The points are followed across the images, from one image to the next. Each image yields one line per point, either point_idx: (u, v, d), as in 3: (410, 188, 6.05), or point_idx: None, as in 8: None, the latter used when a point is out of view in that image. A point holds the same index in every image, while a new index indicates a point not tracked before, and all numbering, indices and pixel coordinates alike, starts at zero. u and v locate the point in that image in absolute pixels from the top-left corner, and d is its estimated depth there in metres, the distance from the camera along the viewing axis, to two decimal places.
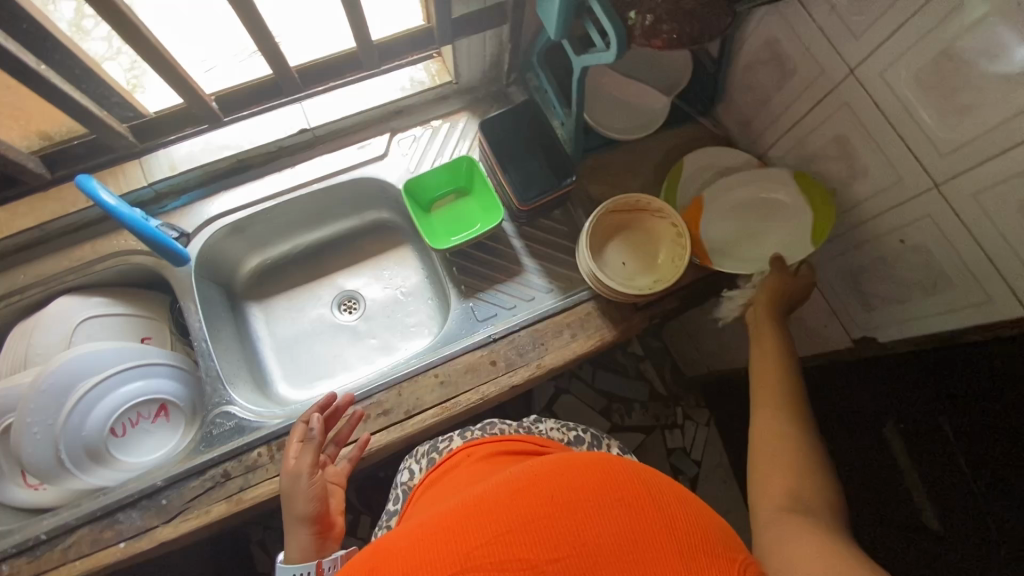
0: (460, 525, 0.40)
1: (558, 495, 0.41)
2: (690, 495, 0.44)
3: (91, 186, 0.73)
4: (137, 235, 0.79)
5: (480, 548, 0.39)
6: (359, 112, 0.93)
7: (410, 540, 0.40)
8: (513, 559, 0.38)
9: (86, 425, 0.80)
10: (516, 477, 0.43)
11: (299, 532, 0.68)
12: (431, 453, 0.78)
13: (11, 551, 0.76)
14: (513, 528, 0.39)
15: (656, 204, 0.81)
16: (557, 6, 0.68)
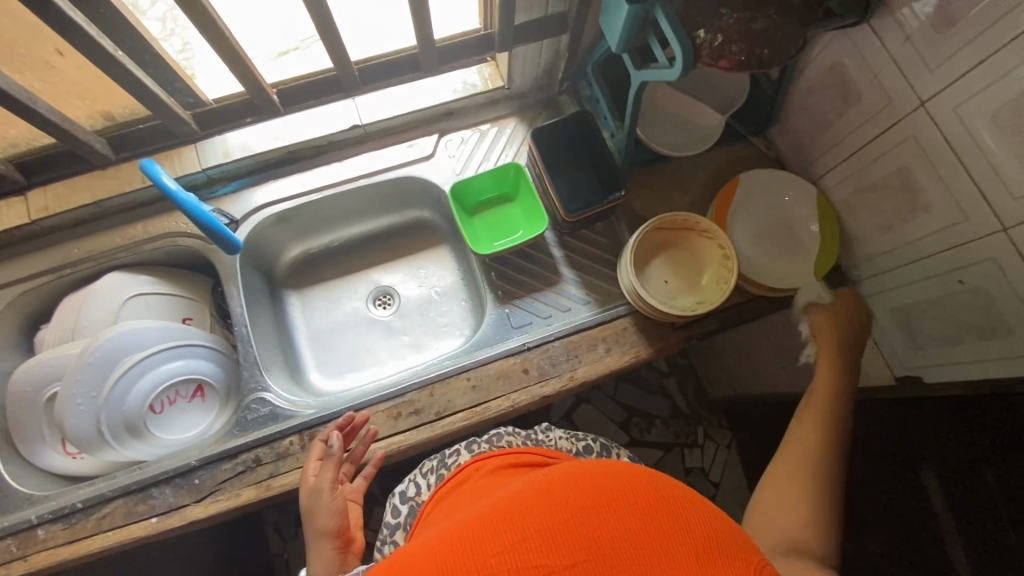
0: (473, 535, 0.39)
1: (572, 497, 0.39)
2: (707, 500, 0.42)
3: (154, 169, 0.74)
4: (193, 219, 0.79)
5: (496, 556, 0.37)
6: (410, 111, 0.94)
7: (424, 553, 0.39)
8: (528, 567, 0.37)
9: (127, 400, 0.83)
10: (531, 486, 0.42)
11: (320, 547, 0.68)
12: (441, 468, 0.77)
13: (47, 516, 0.78)
14: (528, 536, 0.38)
15: (704, 224, 0.80)
16: (623, 20, 0.68)
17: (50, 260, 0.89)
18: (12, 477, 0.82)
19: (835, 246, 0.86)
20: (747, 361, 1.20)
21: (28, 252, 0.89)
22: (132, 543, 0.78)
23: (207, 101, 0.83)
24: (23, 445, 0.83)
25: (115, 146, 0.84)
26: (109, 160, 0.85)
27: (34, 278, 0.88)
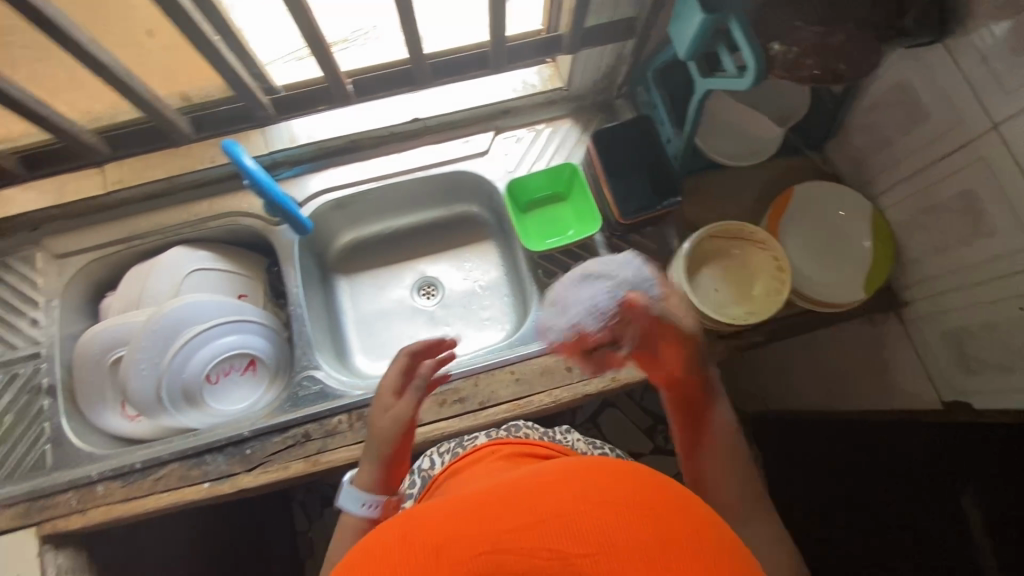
0: (489, 513, 0.39)
1: (592, 493, 0.39)
2: (732, 539, 0.39)
3: (236, 149, 0.77)
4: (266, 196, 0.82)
5: (509, 533, 0.37)
6: (470, 108, 0.96)
7: (440, 519, 0.40)
8: (540, 549, 0.35)
9: (186, 369, 0.86)
10: (555, 476, 0.42)
11: (370, 468, 0.64)
12: (456, 447, 0.78)
13: (108, 474, 0.82)
14: (545, 519, 0.37)
15: (761, 234, 0.80)
16: (693, 28, 0.68)
17: (120, 231, 0.93)
18: (76, 434, 0.87)
19: (885, 263, 0.85)
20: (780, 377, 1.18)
21: (101, 222, 0.93)
22: (184, 505, 0.82)
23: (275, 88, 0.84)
24: (87, 404, 0.88)
25: (196, 124, 0.86)
26: (190, 139, 0.86)
27: (106, 247, 0.93)
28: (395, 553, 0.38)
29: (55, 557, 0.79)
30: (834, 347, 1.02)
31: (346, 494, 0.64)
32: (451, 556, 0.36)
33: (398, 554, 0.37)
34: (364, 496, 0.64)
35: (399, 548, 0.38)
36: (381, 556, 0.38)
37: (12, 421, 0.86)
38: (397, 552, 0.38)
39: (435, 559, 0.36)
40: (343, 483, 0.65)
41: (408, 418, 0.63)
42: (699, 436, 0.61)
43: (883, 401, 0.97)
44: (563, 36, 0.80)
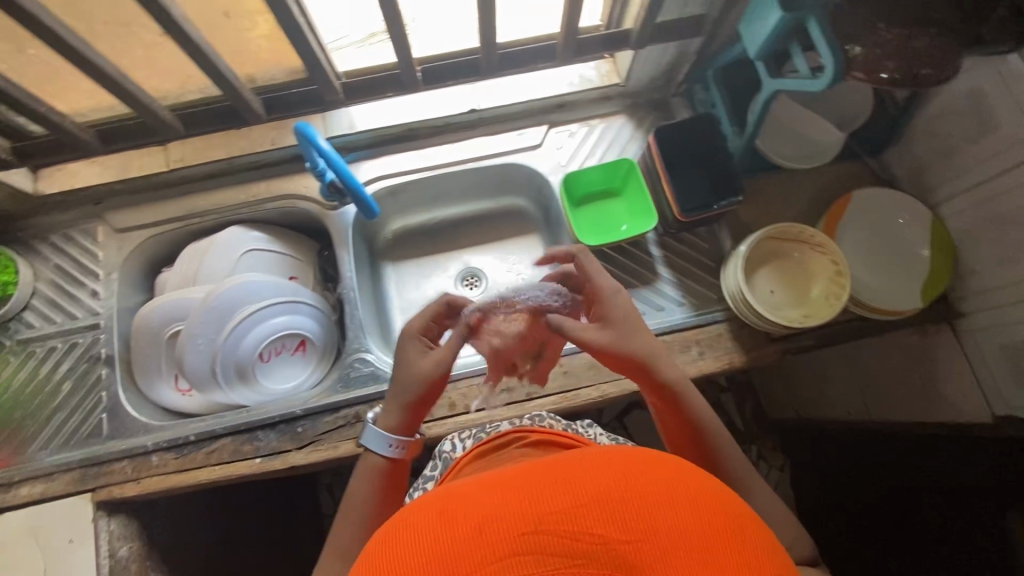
0: (531, 489, 0.37)
1: (637, 478, 0.37)
2: (775, 538, 0.38)
3: (311, 131, 0.78)
4: (335, 173, 0.79)
5: (551, 515, 0.35)
6: (526, 101, 0.97)
7: (478, 492, 0.39)
8: (582, 534, 0.35)
9: (241, 347, 0.87)
10: (592, 455, 0.40)
11: (396, 409, 0.68)
12: (480, 432, 0.78)
13: (162, 445, 0.84)
14: (587, 502, 0.36)
15: (819, 237, 0.80)
16: (771, 27, 0.68)
17: (178, 209, 0.95)
18: (132, 405, 0.89)
19: (943, 273, 0.84)
20: (816, 386, 1.16)
21: (161, 199, 0.95)
22: (233, 480, 0.83)
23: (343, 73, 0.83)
24: (143, 376, 0.90)
25: (267, 106, 0.88)
26: (260, 119, 0.88)
27: (165, 223, 0.94)
28: (430, 525, 0.37)
29: (107, 523, 0.81)
30: (878, 356, 1.00)
31: (372, 434, 0.69)
32: (491, 533, 0.35)
33: (434, 525, 0.37)
34: (389, 437, 0.68)
35: (434, 521, 0.37)
36: (417, 526, 0.37)
37: (69, 388, 0.88)
38: (433, 522, 0.37)
39: (473, 534, 0.35)
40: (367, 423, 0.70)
41: (442, 366, 0.66)
42: (674, 425, 0.67)
43: (929, 413, 0.94)
44: (632, 30, 0.80)
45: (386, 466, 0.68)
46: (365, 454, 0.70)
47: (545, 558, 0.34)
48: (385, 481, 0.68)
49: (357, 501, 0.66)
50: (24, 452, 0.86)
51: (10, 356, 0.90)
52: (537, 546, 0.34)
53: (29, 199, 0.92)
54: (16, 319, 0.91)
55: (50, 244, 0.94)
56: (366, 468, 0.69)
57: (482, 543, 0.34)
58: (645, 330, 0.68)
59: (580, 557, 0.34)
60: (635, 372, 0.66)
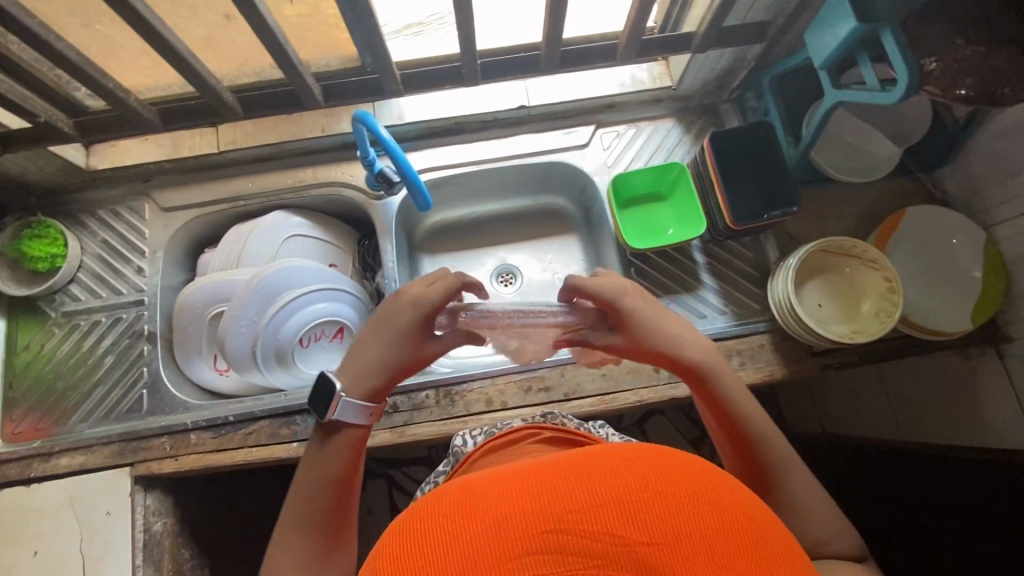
0: (548, 485, 0.34)
1: (659, 476, 0.34)
2: (797, 544, 0.35)
3: (372, 119, 0.78)
4: (393, 162, 0.79)
5: (571, 513, 0.33)
6: (576, 100, 0.96)
7: (494, 484, 0.36)
8: (602, 534, 0.32)
9: (283, 333, 0.87)
10: (607, 451, 0.37)
11: (381, 378, 0.61)
12: (491, 428, 0.77)
13: (201, 423, 0.84)
14: (607, 500, 0.33)
15: (872, 252, 0.79)
16: (841, 37, 0.68)
17: (224, 191, 0.95)
18: (172, 382, 0.90)
19: (993, 298, 0.83)
20: (846, 402, 1.12)
21: (208, 180, 0.96)
22: (269, 463, 0.84)
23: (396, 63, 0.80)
24: (183, 354, 0.90)
25: (325, 93, 0.84)
26: (318, 106, 0.84)
27: (211, 205, 0.95)
28: (440, 518, 0.34)
29: (143, 498, 0.82)
30: (915, 374, 0.97)
31: (345, 407, 0.58)
32: (507, 529, 0.32)
33: (447, 518, 0.34)
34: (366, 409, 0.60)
35: (444, 514, 0.34)
36: (428, 518, 0.34)
37: (112, 361, 0.90)
38: (444, 515, 0.34)
39: (487, 531, 0.32)
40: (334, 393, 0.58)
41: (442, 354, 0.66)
42: (703, 406, 0.64)
43: (968, 437, 0.90)
44: (694, 34, 0.79)
45: (356, 439, 0.61)
46: (329, 425, 0.60)
47: (563, 558, 0.31)
48: (353, 457, 0.60)
49: (320, 477, 0.58)
50: (66, 422, 0.87)
51: (55, 328, 0.91)
52: (554, 545, 0.32)
53: (81, 173, 0.93)
54: (62, 292, 0.92)
55: (98, 219, 0.95)
56: (330, 441, 0.60)
57: (497, 540, 0.32)
58: (668, 315, 0.65)
59: (599, 557, 0.31)
60: (660, 356, 0.63)
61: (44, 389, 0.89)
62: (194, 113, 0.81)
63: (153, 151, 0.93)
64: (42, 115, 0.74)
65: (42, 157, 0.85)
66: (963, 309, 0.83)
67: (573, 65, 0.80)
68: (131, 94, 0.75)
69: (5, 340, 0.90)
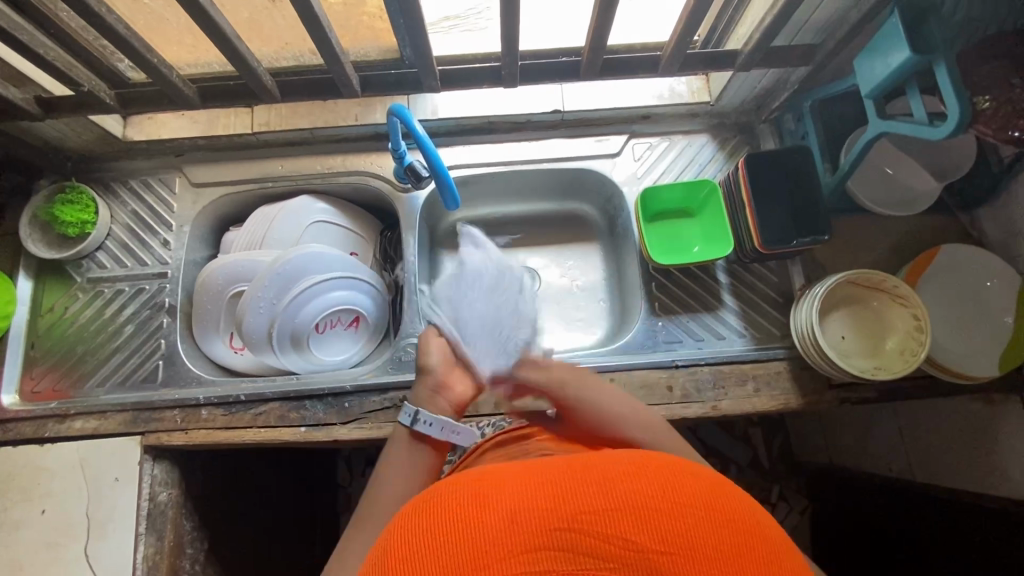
0: (568, 486, 0.36)
1: (675, 488, 0.35)
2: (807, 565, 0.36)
3: (407, 112, 0.77)
4: (424, 157, 0.78)
5: (588, 514, 0.34)
6: (612, 108, 0.95)
7: (510, 478, 0.37)
8: (616, 538, 0.33)
9: (300, 318, 0.87)
10: (628, 460, 0.38)
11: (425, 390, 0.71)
12: (501, 424, 0.80)
13: (213, 400, 0.85)
14: (624, 505, 0.34)
15: (902, 288, 0.77)
16: (892, 68, 0.66)
17: (254, 171, 0.96)
18: (188, 356, 0.91)
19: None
20: (859, 436, 1.09)
21: (240, 159, 0.97)
22: (276, 444, 0.84)
23: (435, 58, 0.79)
24: (201, 329, 0.92)
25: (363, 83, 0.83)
26: (355, 95, 0.82)
27: (240, 184, 0.96)
28: (456, 506, 0.36)
29: (152, 467, 0.83)
30: (931, 414, 0.94)
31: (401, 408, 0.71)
32: (520, 524, 0.34)
33: (468, 505, 0.36)
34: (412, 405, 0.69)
35: (459, 503, 0.36)
36: (449, 504, 0.36)
37: (131, 331, 0.91)
38: (465, 502, 0.36)
39: (501, 524, 0.34)
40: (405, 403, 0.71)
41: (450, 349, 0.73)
42: None
43: (983, 484, 0.87)
44: (739, 52, 0.78)
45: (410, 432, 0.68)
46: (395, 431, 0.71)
47: (576, 557, 0.33)
48: (409, 449, 0.67)
49: (383, 470, 0.65)
50: (83, 386, 0.89)
51: (80, 293, 0.93)
52: (565, 543, 0.33)
53: (117, 143, 0.94)
54: (89, 258, 0.94)
55: (129, 189, 0.96)
56: (393, 439, 0.70)
57: (511, 534, 0.34)
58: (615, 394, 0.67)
59: (612, 560, 0.33)
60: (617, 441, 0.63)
61: (64, 352, 0.90)
62: (233, 93, 0.81)
63: (189, 127, 0.94)
64: (86, 84, 0.75)
65: (81, 124, 0.86)
66: (989, 352, 0.81)
67: (613, 74, 0.79)
68: (173, 70, 0.75)
69: (31, 300, 0.92)
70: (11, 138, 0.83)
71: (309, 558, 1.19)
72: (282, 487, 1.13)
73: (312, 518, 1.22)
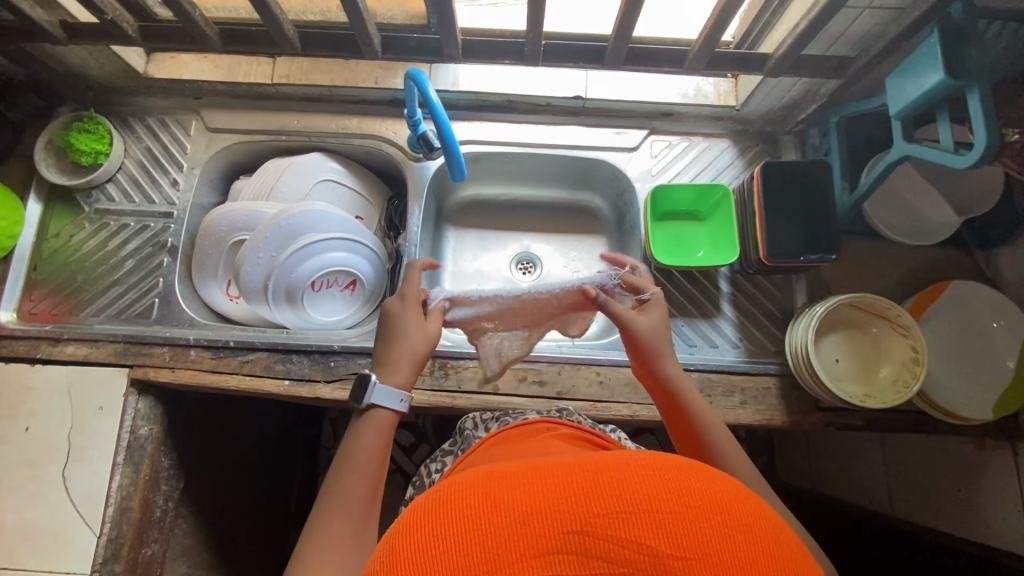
0: (577, 485, 0.33)
1: (690, 490, 0.32)
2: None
3: (423, 78, 0.76)
4: (437, 130, 0.77)
5: (600, 517, 0.31)
6: (634, 101, 0.93)
7: (521, 475, 0.34)
8: (629, 540, 0.30)
9: (295, 273, 0.87)
10: (640, 457, 0.35)
11: (407, 368, 0.64)
12: (506, 417, 0.77)
13: (203, 342, 0.86)
14: (636, 507, 0.31)
15: (905, 318, 0.75)
16: (921, 90, 0.64)
17: (269, 123, 0.96)
18: (184, 297, 0.92)
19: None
20: (843, 465, 1.08)
21: (257, 109, 0.97)
22: (259, 394, 0.85)
23: (460, 27, 0.78)
24: (199, 273, 0.92)
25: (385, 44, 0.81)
26: (375, 56, 0.81)
27: (255, 134, 0.96)
28: (462, 505, 0.33)
29: (136, 402, 0.84)
30: (917, 452, 0.92)
31: (380, 389, 0.61)
32: (531, 526, 0.31)
33: (470, 506, 0.33)
34: (399, 390, 0.63)
35: (465, 503, 0.33)
36: (450, 505, 0.33)
37: (131, 266, 0.92)
38: (466, 502, 0.33)
39: (510, 526, 0.31)
40: (366, 379, 0.61)
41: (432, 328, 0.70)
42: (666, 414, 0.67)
43: (963, 529, 0.85)
44: (770, 56, 0.76)
45: (390, 422, 0.63)
46: (364, 408, 0.63)
47: (588, 560, 0.30)
48: (385, 439, 0.61)
49: (353, 458, 0.59)
50: (79, 314, 0.90)
51: (86, 223, 0.94)
52: (579, 547, 0.30)
53: (138, 78, 0.94)
54: (99, 189, 0.95)
55: (145, 126, 0.97)
56: (365, 423, 0.62)
57: (522, 536, 0.31)
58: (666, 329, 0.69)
59: (625, 565, 0.30)
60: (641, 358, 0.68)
61: (65, 278, 0.92)
62: (254, 39, 0.80)
63: (211, 71, 0.94)
64: (110, 12, 0.74)
65: (103, 54, 0.87)
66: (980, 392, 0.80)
67: (637, 64, 0.77)
68: (198, 11, 0.75)
69: (38, 223, 0.93)
70: (34, 60, 0.84)
71: (279, 511, 1.21)
72: (263, 440, 1.14)
73: (287, 473, 1.24)
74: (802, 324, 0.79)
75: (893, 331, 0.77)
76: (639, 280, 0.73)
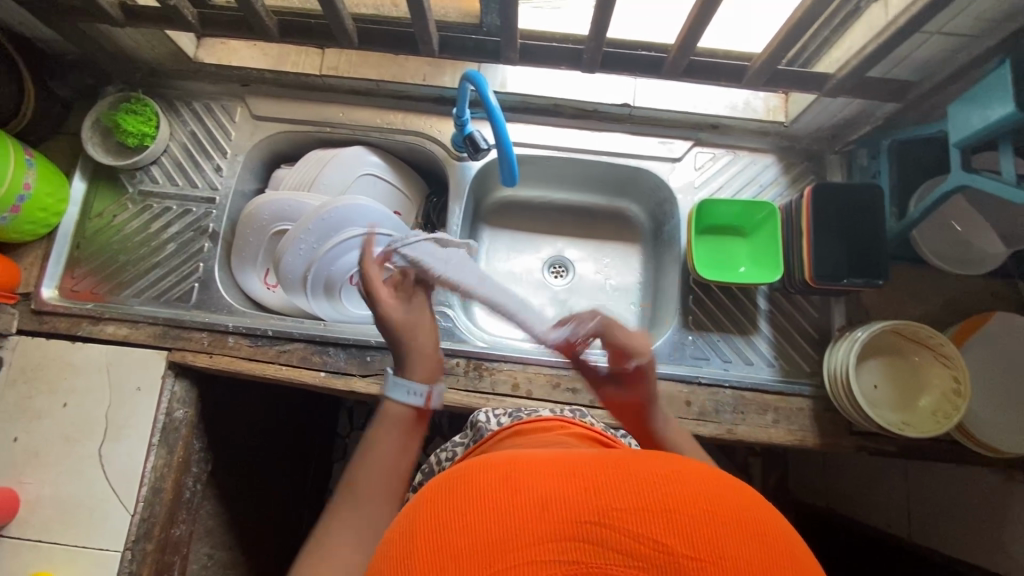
0: (598, 476, 0.32)
1: (711, 493, 0.32)
2: None
3: (481, 79, 0.76)
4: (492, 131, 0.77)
5: (617, 509, 0.30)
6: (682, 112, 0.92)
7: (545, 463, 0.34)
8: (642, 536, 0.29)
9: (335, 265, 0.88)
10: (662, 459, 0.34)
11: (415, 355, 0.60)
12: (517, 412, 0.77)
13: (241, 329, 0.86)
14: (654, 503, 0.31)
15: (948, 348, 0.74)
16: (988, 121, 0.63)
17: (314, 114, 0.96)
18: (223, 284, 0.93)
19: None
20: (863, 486, 1.07)
21: (303, 99, 0.97)
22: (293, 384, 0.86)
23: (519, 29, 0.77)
24: (238, 260, 0.93)
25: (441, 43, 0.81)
26: (431, 55, 0.81)
27: (300, 124, 0.96)
28: (484, 485, 0.32)
29: (173, 384, 0.84)
30: (943, 480, 0.92)
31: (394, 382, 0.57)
32: (550, 511, 0.30)
33: (490, 485, 0.32)
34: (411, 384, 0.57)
35: (488, 483, 0.32)
36: (471, 484, 0.33)
37: (172, 250, 0.93)
38: (488, 483, 0.32)
39: (530, 509, 0.31)
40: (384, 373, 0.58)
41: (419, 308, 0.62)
42: None
43: (984, 559, 0.85)
44: (831, 75, 0.75)
45: (410, 420, 0.57)
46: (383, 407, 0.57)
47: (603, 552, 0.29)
48: (404, 440, 0.55)
49: (369, 461, 0.53)
50: (119, 294, 0.91)
51: (129, 204, 0.95)
52: (595, 537, 0.30)
53: (187, 62, 0.94)
54: (143, 171, 0.96)
55: (191, 110, 0.97)
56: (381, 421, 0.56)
57: (539, 519, 0.30)
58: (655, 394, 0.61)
59: (640, 559, 0.29)
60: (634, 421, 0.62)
61: (107, 258, 0.92)
62: (311, 32, 0.80)
63: (259, 58, 0.94)
64: None
65: (156, 37, 0.87)
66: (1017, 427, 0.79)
67: (695, 76, 0.76)
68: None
69: (82, 202, 0.94)
70: (89, 39, 0.85)
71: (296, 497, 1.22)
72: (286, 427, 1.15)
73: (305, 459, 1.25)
74: (846, 346, 0.78)
75: (937, 362, 0.76)
76: (622, 345, 0.58)
